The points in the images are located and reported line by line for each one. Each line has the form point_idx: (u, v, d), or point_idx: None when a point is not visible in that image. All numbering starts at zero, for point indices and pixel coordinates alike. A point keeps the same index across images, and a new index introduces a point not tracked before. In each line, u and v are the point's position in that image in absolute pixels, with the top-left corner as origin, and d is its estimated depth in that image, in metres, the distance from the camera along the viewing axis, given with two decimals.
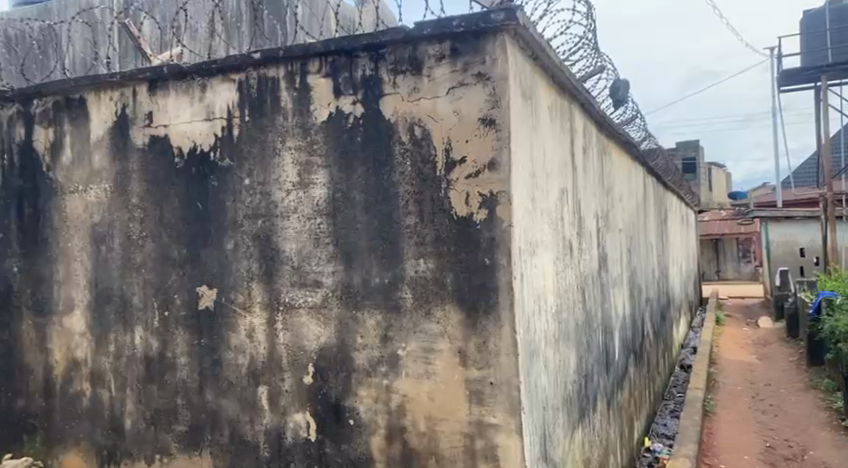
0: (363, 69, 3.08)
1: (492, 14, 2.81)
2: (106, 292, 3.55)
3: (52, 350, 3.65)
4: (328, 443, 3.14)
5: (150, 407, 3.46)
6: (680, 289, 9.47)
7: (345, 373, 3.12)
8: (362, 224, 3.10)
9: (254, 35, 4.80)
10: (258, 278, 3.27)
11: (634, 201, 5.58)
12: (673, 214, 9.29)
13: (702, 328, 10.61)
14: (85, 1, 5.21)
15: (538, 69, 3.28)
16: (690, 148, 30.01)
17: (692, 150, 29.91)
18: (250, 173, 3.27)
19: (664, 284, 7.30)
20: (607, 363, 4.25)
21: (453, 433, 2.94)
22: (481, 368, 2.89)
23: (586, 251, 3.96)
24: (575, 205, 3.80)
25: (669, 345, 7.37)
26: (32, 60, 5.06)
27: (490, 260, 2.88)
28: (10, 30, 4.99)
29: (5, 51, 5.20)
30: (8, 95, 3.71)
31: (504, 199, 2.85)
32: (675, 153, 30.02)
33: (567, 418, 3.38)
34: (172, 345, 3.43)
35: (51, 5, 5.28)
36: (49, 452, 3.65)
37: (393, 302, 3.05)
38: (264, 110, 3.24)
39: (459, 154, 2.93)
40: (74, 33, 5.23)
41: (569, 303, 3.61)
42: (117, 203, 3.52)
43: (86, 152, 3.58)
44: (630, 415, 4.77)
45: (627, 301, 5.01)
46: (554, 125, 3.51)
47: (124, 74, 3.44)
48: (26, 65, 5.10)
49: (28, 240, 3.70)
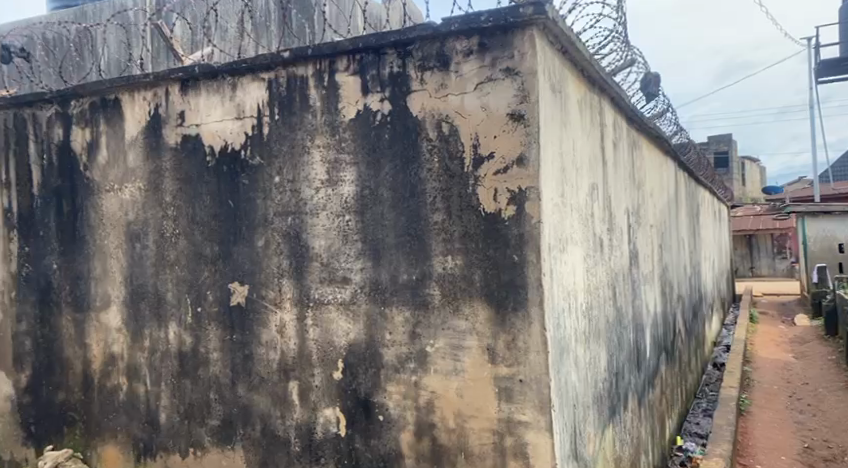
0: (390, 66, 3.09)
1: (520, 8, 2.80)
2: (140, 288, 3.62)
3: (90, 345, 3.74)
4: (358, 439, 3.17)
5: (184, 402, 3.52)
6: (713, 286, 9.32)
7: (373, 369, 3.14)
8: (389, 221, 3.11)
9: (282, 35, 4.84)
10: (288, 275, 3.31)
11: (665, 196, 5.50)
12: (706, 209, 9.12)
13: (737, 325, 10.42)
14: (119, 4, 5.32)
15: (567, 63, 3.25)
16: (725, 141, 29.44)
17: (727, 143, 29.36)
18: (280, 171, 3.31)
19: (697, 279, 7.18)
20: (639, 361, 4.21)
21: (482, 431, 2.94)
22: (510, 365, 2.90)
23: (616, 248, 3.92)
24: (605, 201, 3.76)
25: (702, 342, 7.25)
26: (68, 62, 5.18)
27: (519, 257, 2.88)
28: (48, 33, 5.11)
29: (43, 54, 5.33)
30: (46, 97, 3.80)
31: (532, 195, 2.84)
32: (710, 146, 29.49)
33: (598, 416, 3.36)
34: (205, 341, 3.49)
35: (86, 8, 5.40)
36: (87, 444, 3.74)
37: (421, 299, 3.06)
38: (293, 109, 3.28)
39: (487, 150, 2.92)
40: (108, 35, 5.32)
41: (599, 300, 3.57)
42: (151, 201, 3.59)
43: (121, 152, 3.66)
44: (662, 413, 4.71)
45: (658, 297, 4.94)
46: (583, 121, 3.47)
47: (157, 75, 3.51)
48: (62, 68, 5.22)
49: (66, 238, 3.79)
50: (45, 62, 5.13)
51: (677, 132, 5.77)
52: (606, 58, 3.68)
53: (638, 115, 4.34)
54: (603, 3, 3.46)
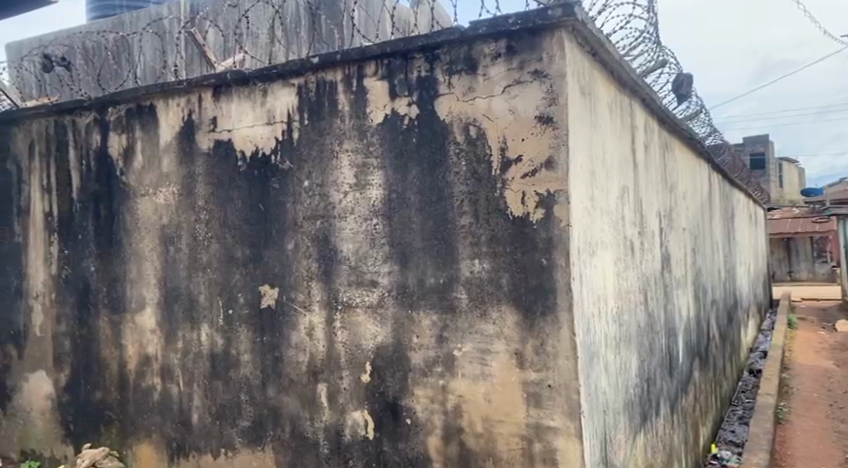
0: (418, 70, 3.10)
1: (549, 10, 2.79)
2: (174, 290, 3.70)
3: (126, 346, 3.83)
4: (386, 442, 3.18)
5: (215, 402, 3.58)
6: (748, 291, 9.11)
7: (401, 372, 3.15)
8: (417, 225, 3.12)
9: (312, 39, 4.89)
10: (317, 278, 3.34)
11: (699, 200, 5.40)
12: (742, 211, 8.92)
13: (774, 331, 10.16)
14: (154, 12, 5.44)
15: (597, 65, 3.22)
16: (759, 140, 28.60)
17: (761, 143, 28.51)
18: (309, 175, 3.35)
19: (732, 284, 7.02)
20: (671, 366, 4.13)
21: (511, 436, 2.93)
22: (539, 370, 2.87)
23: (647, 252, 3.86)
24: (636, 204, 3.70)
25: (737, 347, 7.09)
26: (107, 70, 5.31)
27: (547, 261, 2.86)
28: (87, 42, 5.25)
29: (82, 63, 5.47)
30: (85, 104, 3.91)
31: (561, 198, 2.82)
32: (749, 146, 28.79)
33: (629, 422, 3.31)
34: (236, 343, 3.54)
35: (123, 17, 5.53)
36: (123, 443, 3.82)
37: (448, 303, 3.06)
38: (322, 114, 3.31)
39: (514, 153, 2.91)
40: (144, 43, 5.43)
41: (630, 304, 3.52)
42: (184, 205, 3.66)
43: (155, 157, 3.75)
44: (695, 421, 4.62)
45: (692, 303, 4.85)
46: (614, 123, 3.43)
47: (189, 81, 3.58)
48: (101, 76, 5.36)
49: (103, 241, 3.89)
50: (85, 70, 5.26)
51: (711, 133, 5.65)
52: (637, 59, 3.64)
53: (670, 117, 4.28)
54: (634, 4, 3.43)
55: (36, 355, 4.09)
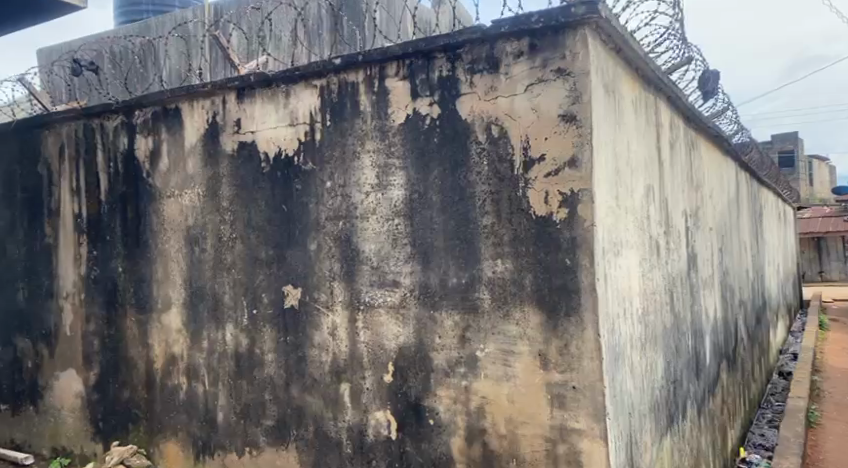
0: (440, 70, 3.09)
1: (572, 7, 2.77)
2: (200, 291, 3.74)
3: (153, 346, 3.89)
4: (409, 442, 3.18)
5: (240, 402, 3.62)
6: (777, 291, 8.94)
7: (424, 373, 3.14)
8: (438, 224, 3.12)
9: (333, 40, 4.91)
10: (339, 278, 3.35)
11: (725, 198, 5.30)
12: (770, 210, 8.75)
13: (804, 332, 9.95)
14: (179, 16, 5.51)
15: (621, 62, 3.18)
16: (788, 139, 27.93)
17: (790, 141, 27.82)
18: (331, 176, 3.36)
19: (760, 285, 6.89)
20: (698, 368, 4.07)
21: (534, 438, 2.91)
22: (563, 371, 2.85)
23: (673, 251, 3.81)
24: (661, 203, 3.66)
25: (765, 349, 6.95)
26: (134, 74, 5.39)
27: (571, 261, 2.83)
28: (114, 47, 5.34)
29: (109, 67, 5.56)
30: (113, 107, 3.98)
31: (585, 197, 2.79)
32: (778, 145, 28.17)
33: (655, 424, 3.26)
34: (261, 343, 3.57)
35: (149, 21, 5.62)
36: (150, 440, 3.87)
37: (471, 303, 3.05)
38: (344, 115, 3.32)
39: (537, 153, 2.89)
40: (170, 46, 5.51)
41: (655, 305, 3.48)
42: (209, 206, 3.71)
43: (181, 159, 3.80)
44: (723, 423, 4.55)
45: (719, 303, 4.77)
46: (639, 120, 3.39)
47: (214, 84, 3.63)
48: (128, 79, 5.43)
49: (130, 242, 3.95)
50: (112, 74, 5.35)
51: (739, 131, 5.55)
52: (662, 56, 3.59)
53: (696, 115, 4.21)
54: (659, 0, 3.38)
55: (67, 354, 4.17)
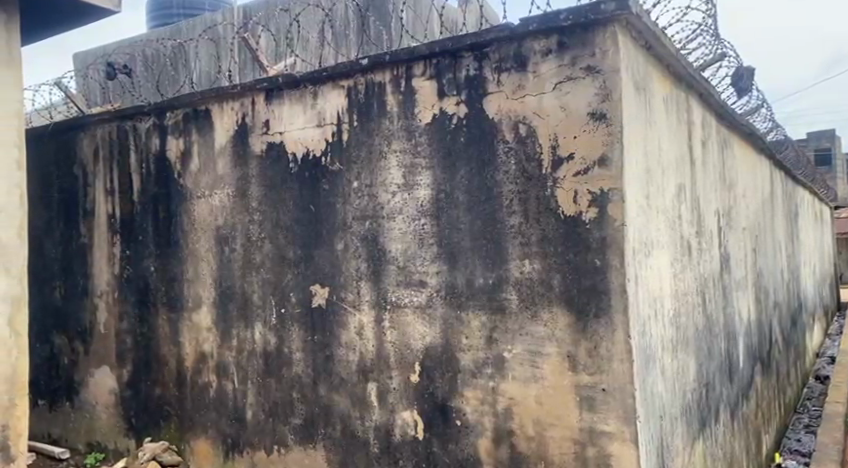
0: (467, 69, 3.08)
1: (601, 4, 2.73)
2: (229, 290, 3.78)
3: (183, 344, 3.94)
4: (435, 443, 3.17)
5: (269, 400, 3.65)
6: (813, 293, 8.73)
7: (450, 373, 3.13)
8: (465, 225, 3.10)
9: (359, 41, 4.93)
10: (366, 278, 3.36)
11: (759, 197, 5.19)
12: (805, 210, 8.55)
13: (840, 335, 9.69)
14: (210, 19, 5.58)
15: (651, 59, 3.13)
16: (827, 136, 27.25)
17: (829, 139, 27.13)
18: (358, 176, 3.37)
19: (796, 286, 6.72)
20: (731, 371, 3.98)
21: (563, 440, 2.88)
22: (592, 373, 2.82)
23: (705, 252, 3.74)
24: (693, 203, 3.59)
25: (801, 352, 6.78)
26: (165, 77, 5.48)
27: (601, 261, 2.80)
28: (147, 50, 5.43)
29: (142, 70, 5.65)
30: (145, 109, 4.05)
31: (615, 196, 2.75)
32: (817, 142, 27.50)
33: (687, 428, 3.20)
34: (288, 341, 3.59)
35: (181, 25, 5.70)
36: (181, 437, 3.93)
37: (498, 304, 3.03)
38: (371, 114, 3.33)
39: (566, 152, 2.86)
40: (200, 49, 5.58)
41: (687, 306, 3.41)
42: (238, 206, 3.75)
43: (211, 159, 3.84)
44: (758, 428, 4.45)
45: (753, 305, 4.67)
46: (670, 119, 3.33)
47: (244, 85, 3.67)
48: (160, 82, 5.52)
49: (162, 242, 4.01)
50: (145, 77, 5.43)
51: (774, 128, 5.41)
52: (694, 53, 3.52)
53: (728, 113, 4.13)
54: None
55: (101, 351, 4.27)
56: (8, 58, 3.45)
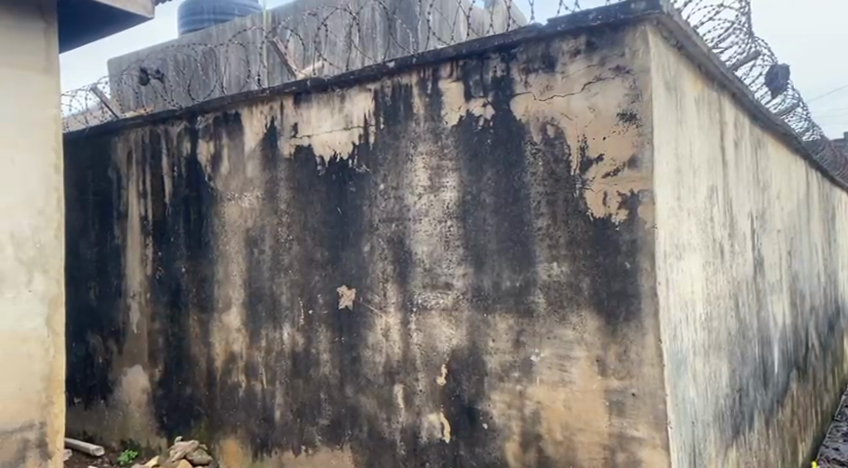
0: (494, 70, 3.07)
1: (632, 4, 2.69)
2: (258, 291, 3.82)
3: (213, 344, 4.00)
4: (462, 446, 3.16)
5: (297, 400, 3.68)
6: None
7: (477, 376, 3.11)
8: (491, 226, 3.08)
9: (387, 45, 4.95)
10: (392, 279, 3.36)
11: (794, 199, 5.06)
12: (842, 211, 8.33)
13: None
14: (239, 24, 5.66)
15: (683, 59, 3.07)
16: None
17: None
18: (384, 179, 3.38)
19: (832, 290, 6.55)
20: (766, 377, 3.89)
21: (592, 445, 2.84)
22: (622, 378, 2.78)
23: (738, 255, 3.66)
24: (725, 205, 3.51)
25: (838, 357, 6.60)
26: (196, 81, 5.56)
27: (631, 264, 2.76)
28: (178, 55, 5.52)
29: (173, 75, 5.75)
30: (177, 113, 4.12)
31: (645, 198, 2.71)
32: None
33: (719, 435, 3.14)
34: (316, 342, 3.62)
35: (211, 30, 5.79)
36: (211, 436, 3.98)
37: (525, 306, 3.00)
38: (397, 117, 3.33)
39: (595, 153, 2.83)
40: (230, 54, 5.66)
41: (719, 310, 3.34)
42: (268, 209, 3.78)
43: (241, 162, 3.89)
44: (794, 436, 4.34)
45: (789, 310, 4.56)
46: (701, 119, 3.27)
47: (273, 89, 3.71)
48: (191, 87, 5.60)
49: (193, 244, 4.07)
50: (176, 82, 5.52)
51: (811, 128, 5.28)
52: (727, 52, 3.45)
53: (762, 113, 4.04)
54: None
55: (134, 351, 4.35)
56: (47, 65, 3.54)
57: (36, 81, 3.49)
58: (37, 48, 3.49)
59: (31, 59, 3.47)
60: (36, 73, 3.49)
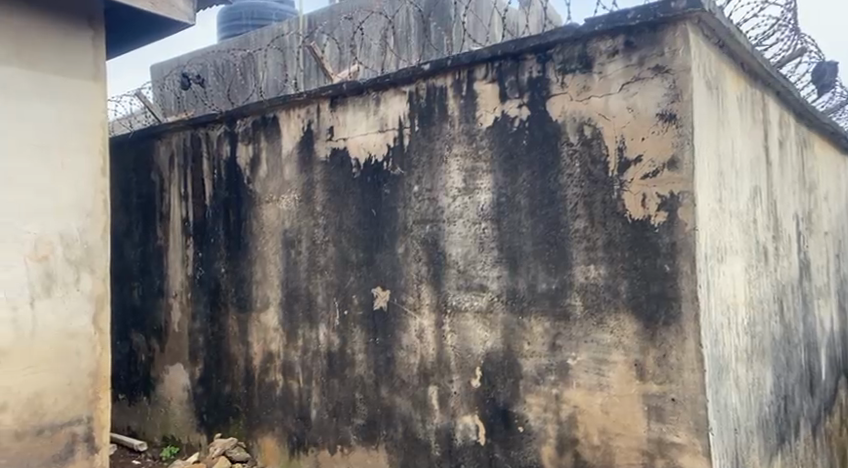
0: (529, 71, 3.04)
1: (672, 2, 2.64)
2: (295, 291, 3.86)
3: (252, 343, 4.06)
4: (497, 448, 3.14)
5: (333, 400, 3.71)
6: None
7: (512, 379, 3.09)
8: (527, 228, 3.05)
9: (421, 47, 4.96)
10: (426, 281, 3.36)
11: (841, 200, 4.89)
12: None
13: None
14: (277, 29, 5.74)
15: (724, 57, 2.99)
16: None
17: None
18: (418, 181, 3.38)
19: None
20: (813, 384, 3.77)
21: (630, 450, 2.80)
22: (661, 383, 2.73)
23: (783, 258, 3.55)
24: (769, 206, 3.41)
25: None
26: (235, 86, 5.66)
27: (671, 267, 2.70)
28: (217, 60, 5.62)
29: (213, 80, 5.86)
30: (218, 117, 4.20)
31: (686, 199, 2.66)
32: None
33: (763, 443, 3.05)
34: (351, 343, 3.64)
35: (250, 35, 5.88)
36: (249, 434, 4.05)
37: (561, 309, 2.97)
38: (432, 119, 3.33)
39: (633, 153, 2.78)
40: (268, 59, 5.74)
41: (762, 315, 3.25)
42: (304, 210, 3.82)
43: (279, 165, 3.94)
44: (842, 444, 4.20)
45: (837, 315, 4.40)
46: (744, 119, 3.18)
47: (309, 93, 3.74)
48: (230, 91, 5.70)
49: (232, 244, 4.14)
50: (216, 87, 5.63)
51: None
52: (770, 50, 3.35)
53: (807, 112, 3.91)
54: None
55: (176, 349, 4.45)
56: (95, 73, 3.65)
57: (84, 88, 3.60)
58: (86, 56, 3.61)
59: (81, 67, 3.58)
60: (85, 80, 3.61)
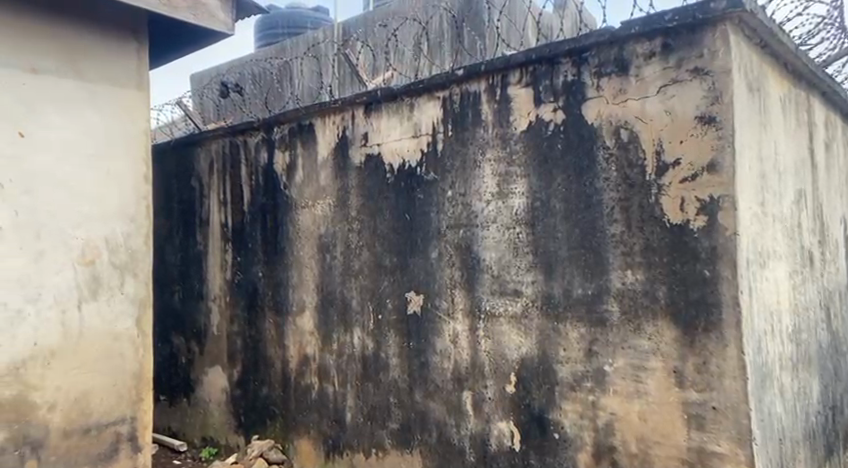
0: (564, 75, 3.00)
1: (711, 3, 2.59)
2: (330, 295, 3.89)
3: (289, 346, 4.10)
4: (532, 455, 3.11)
5: (367, 403, 3.72)
6: None
7: (548, 385, 3.06)
8: (562, 233, 3.02)
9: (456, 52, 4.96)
10: (460, 285, 3.35)
11: None
12: None
13: None
14: (312, 37, 5.81)
15: (767, 57, 2.91)
16: None
17: None
18: (452, 185, 3.38)
19: None
20: None
21: (669, 459, 2.74)
22: (701, 390, 2.66)
23: (829, 263, 3.44)
24: (814, 209, 3.31)
25: None
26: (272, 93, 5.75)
27: (710, 272, 2.64)
28: (255, 68, 5.71)
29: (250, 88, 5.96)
30: (256, 124, 4.26)
31: (726, 203, 2.59)
32: None
33: (808, 454, 2.95)
34: (385, 347, 3.65)
35: (285, 43, 5.97)
36: (286, 436, 4.09)
37: (597, 315, 2.92)
38: (466, 123, 3.32)
39: (671, 156, 2.73)
40: (304, 66, 5.82)
41: (808, 322, 3.15)
42: (340, 215, 3.85)
43: (314, 171, 3.98)
44: None
45: None
46: (787, 121, 3.09)
47: (345, 99, 3.77)
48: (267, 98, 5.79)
49: (270, 249, 4.19)
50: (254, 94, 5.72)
51: None
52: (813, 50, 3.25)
53: None
54: None
55: (215, 351, 4.52)
56: (139, 81, 3.75)
57: (128, 96, 3.69)
58: (130, 65, 3.70)
59: (126, 75, 3.68)
60: (130, 88, 3.70)
